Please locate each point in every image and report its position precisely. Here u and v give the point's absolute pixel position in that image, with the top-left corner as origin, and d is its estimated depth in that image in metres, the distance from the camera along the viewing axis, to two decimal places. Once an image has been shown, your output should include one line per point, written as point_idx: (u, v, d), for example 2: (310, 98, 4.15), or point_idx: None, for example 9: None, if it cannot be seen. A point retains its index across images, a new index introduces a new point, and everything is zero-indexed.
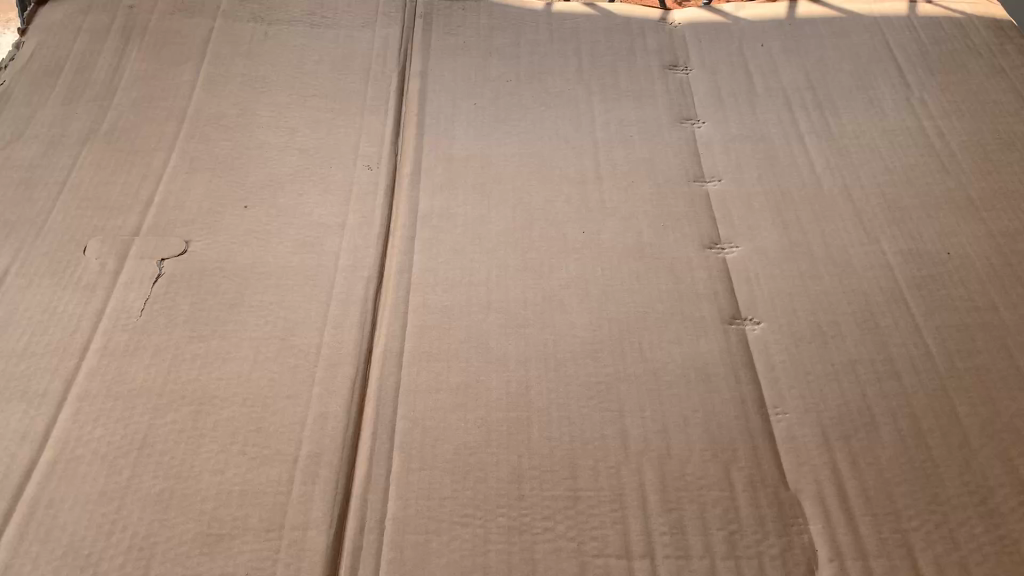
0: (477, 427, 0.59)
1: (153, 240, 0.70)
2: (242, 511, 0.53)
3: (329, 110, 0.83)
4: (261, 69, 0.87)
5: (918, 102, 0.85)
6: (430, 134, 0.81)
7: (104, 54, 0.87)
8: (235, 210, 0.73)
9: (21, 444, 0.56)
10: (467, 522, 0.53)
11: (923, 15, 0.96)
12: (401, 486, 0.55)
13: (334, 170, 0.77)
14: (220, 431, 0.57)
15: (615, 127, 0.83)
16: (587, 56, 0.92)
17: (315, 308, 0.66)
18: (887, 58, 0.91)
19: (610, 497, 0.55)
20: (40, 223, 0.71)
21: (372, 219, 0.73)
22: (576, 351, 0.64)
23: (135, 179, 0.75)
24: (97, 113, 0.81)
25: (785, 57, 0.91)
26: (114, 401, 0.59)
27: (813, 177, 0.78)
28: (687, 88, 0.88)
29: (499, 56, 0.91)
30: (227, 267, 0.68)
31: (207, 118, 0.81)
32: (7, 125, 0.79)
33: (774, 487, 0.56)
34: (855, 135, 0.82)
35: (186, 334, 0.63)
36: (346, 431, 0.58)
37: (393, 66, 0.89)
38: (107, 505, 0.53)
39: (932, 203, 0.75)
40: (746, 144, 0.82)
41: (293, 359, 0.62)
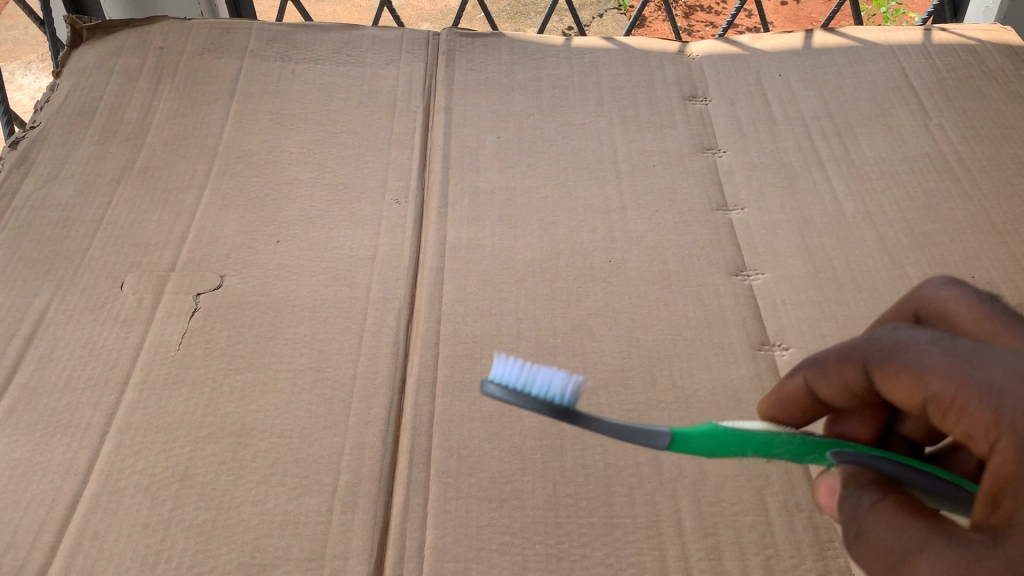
0: (512, 455, 0.60)
1: (188, 275, 0.71)
2: (283, 540, 0.54)
3: (357, 146, 0.85)
4: (289, 107, 0.89)
5: (936, 128, 0.86)
6: (456, 166, 0.83)
7: (136, 95, 0.89)
8: (267, 244, 0.74)
9: (66, 477, 0.57)
10: (505, 549, 0.54)
11: (939, 42, 0.98)
12: (439, 514, 0.56)
13: (364, 204, 0.79)
14: (259, 462, 0.58)
15: (637, 157, 0.85)
16: (608, 89, 0.94)
17: (349, 341, 0.67)
18: (904, 85, 0.92)
19: (646, 524, 0.56)
20: (78, 260, 0.72)
21: (401, 251, 0.74)
22: (608, 379, 0.65)
23: (169, 216, 0.76)
24: (131, 152, 0.83)
25: (803, 86, 0.93)
26: (155, 434, 0.60)
27: (836, 204, 0.79)
28: (707, 118, 0.90)
29: (521, 90, 0.93)
30: (262, 301, 0.69)
31: (238, 156, 0.83)
32: (45, 165, 0.81)
33: (809, 512, 0.57)
34: (876, 162, 0.83)
35: (223, 367, 0.64)
36: (384, 460, 0.59)
37: (418, 101, 0.91)
38: (151, 537, 0.54)
39: (955, 228, 0.76)
40: (768, 172, 0.83)
41: (329, 391, 0.63)
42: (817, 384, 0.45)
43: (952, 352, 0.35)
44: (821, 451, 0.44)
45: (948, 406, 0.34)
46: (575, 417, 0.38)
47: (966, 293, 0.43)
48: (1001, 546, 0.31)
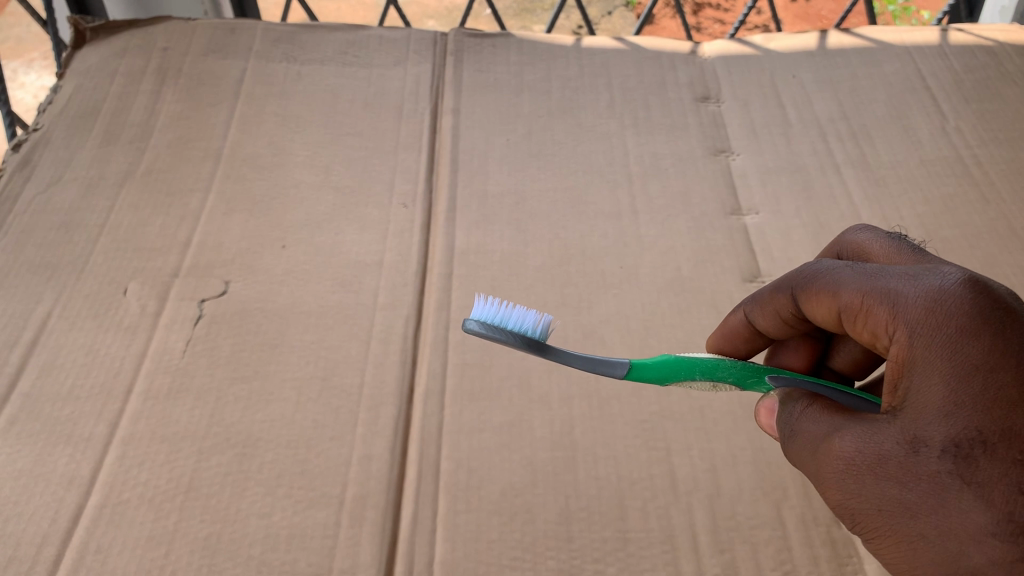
0: (523, 466, 0.58)
1: (193, 281, 0.70)
2: (290, 555, 0.53)
3: (364, 148, 0.84)
4: (294, 109, 0.87)
5: (953, 131, 0.85)
6: (464, 170, 0.82)
7: (140, 96, 0.88)
8: (273, 249, 0.73)
9: (68, 488, 0.56)
10: (516, 565, 0.53)
11: (955, 42, 0.96)
12: (449, 528, 0.55)
13: (371, 208, 0.77)
14: (265, 474, 0.57)
15: (648, 160, 0.83)
16: (618, 90, 0.92)
17: (356, 349, 0.66)
18: (921, 86, 0.91)
19: (660, 539, 0.54)
20: (81, 265, 0.71)
21: (409, 256, 0.73)
22: (620, 388, 0.63)
23: (173, 220, 0.75)
24: (135, 155, 0.82)
25: (817, 88, 0.91)
26: (159, 445, 0.58)
27: (851, 209, 0.78)
28: (720, 120, 0.88)
29: (530, 92, 0.92)
30: (268, 308, 0.68)
31: (243, 159, 0.82)
32: (47, 168, 0.80)
33: (827, 526, 0.55)
34: (892, 166, 0.81)
35: (228, 375, 0.63)
36: (392, 472, 0.58)
37: (425, 103, 0.89)
38: (155, 550, 0.53)
39: (973, 233, 0.74)
40: (782, 176, 0.81)
41: (336, 400, 0.62)
42: (755, 315, 0.56)
43: (862, 272, 0.46)
44: (760, 377, 0.54)
45: (859, 313, 0.45)
46: (546, 351, 0.49)
47: (880, 232, 0.53)
48: (894, 417, 0.41)
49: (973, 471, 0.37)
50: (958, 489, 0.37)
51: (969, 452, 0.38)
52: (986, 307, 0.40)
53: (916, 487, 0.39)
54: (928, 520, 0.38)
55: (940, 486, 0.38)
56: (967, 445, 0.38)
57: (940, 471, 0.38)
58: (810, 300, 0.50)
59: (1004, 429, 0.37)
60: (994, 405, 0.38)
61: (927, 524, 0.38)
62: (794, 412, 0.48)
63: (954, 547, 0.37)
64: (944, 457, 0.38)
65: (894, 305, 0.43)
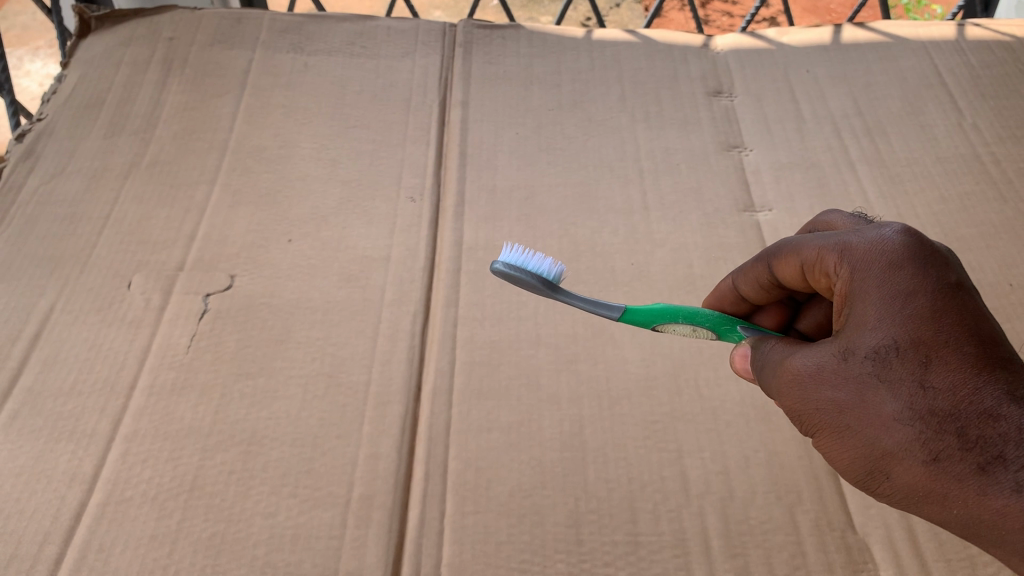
0: (532, 467, 0.57)
1: (197, 275, 0.69)
2: (295, 556, 0.52)
3: (372, 141, 0.82)
4: (301, 100, 0.86)
5: (970, 128, 0.84)
6: (473, 164, 0.80)
7: (145, 86, 0.87)
8: (279, 243, 0.72)
9: (70, 486, 0.55)
10: (525, 568, 0.52)
11: (972, 38, 0.95)
12: (456, 530, 0.54)
13: (378, 202, 0.76)
14: (270, 473, 0.56)
15: (659, 156, 0.82)
16: (629, 84, 0.91)
17: (364, 345, 0.65)
18: (937, 82, 0.89)
19: (672, 543, 0.53)
20: (85, 258, 0.70)
21: (417, 252, 0.72)
22: (631, 388, 0.62)
23: (178, 213, 0.74)
24: (140, 146, 0.81)
25: (832, 83, 0.90)
26: (163, 442, 0.57)
27: (866, 206, 0.76)
28: (732, 115, 0.87)
29: (540, 85, 0.91)
30: (274, 303, 0.67)
31: (249, 151, 0.81)
32: (51, 159, 0.79)
33: (841, 531, 0.54)
34: (907, 163, 0.80)
35: (233, 372, 0.62)
36: (399, 472, 0.57)
37: (434, 95, 0.88)
38: (158, 550, 0.52)
39: (990, 233, 0.73)
40: (796, 173, 0.80)
41: (343, 398, 0.61)
42: (739, 283, 0.55)
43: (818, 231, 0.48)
44: (733, 326, 0.56)
45: (812, 256, 0.47)
46: (554, 290, 0.56)
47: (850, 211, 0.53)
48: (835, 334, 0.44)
49: (888, 371, 0.39)
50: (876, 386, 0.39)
51: (886, 353, 0.39)
52: (914, 243, 0.43)
53: (844, 386, 0.41)
54: (852, 413, 0.40)
55: (861, 383, 0.40)
56: (885, 348, 0.40)
57: (861, 371, 0.40)
58: (777, 258, 0.51)
59: (917, 334, 0.39)
60: (911, 315, 0.40)
61: (854, 421, 0.40)
62: (766, 346, 0.49)
63: (871, 436, 0.39)
64: (866, 360, 0.40)
65: (838, 240, 0.45)
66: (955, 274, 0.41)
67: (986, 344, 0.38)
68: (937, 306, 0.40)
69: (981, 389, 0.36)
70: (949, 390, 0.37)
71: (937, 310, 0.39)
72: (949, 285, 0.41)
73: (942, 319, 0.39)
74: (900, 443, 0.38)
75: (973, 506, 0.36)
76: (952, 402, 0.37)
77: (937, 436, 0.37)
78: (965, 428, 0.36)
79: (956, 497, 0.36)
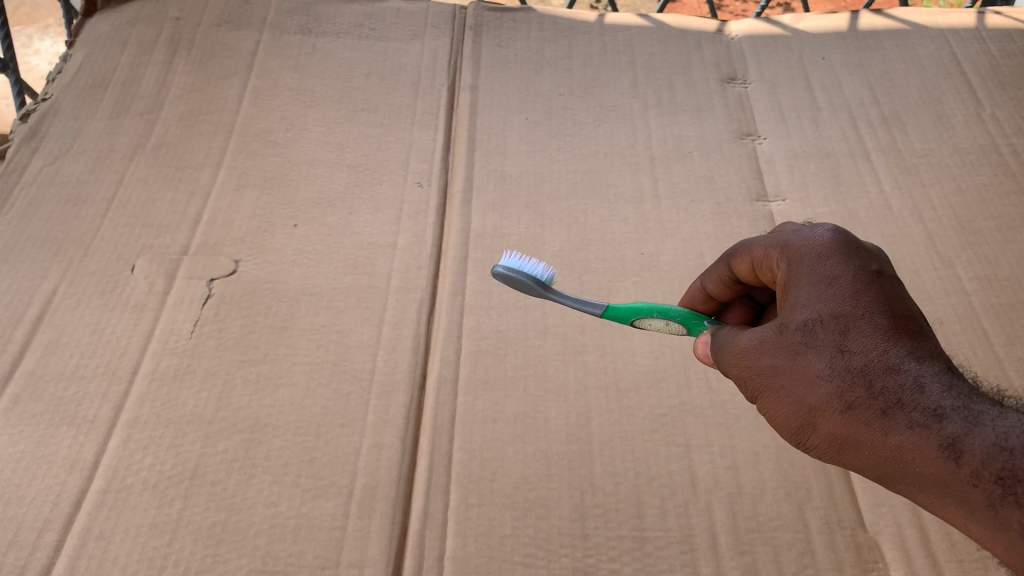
0: (538, 459, 0.57)
1: (202, 259, 0.68)
2: (296, 546, 0.51)
3: (379, 125, 0.81)
4: (308, 83, 0.85)
5: (989, 118, 0.82)
6: (482, 149, 0.79)
7: (151, 67, 0.86)
8: (284, 228, 0.71)
9: (71, 472, 0.54)
10: (529, 562, 0.51)
11: (993, 26, 0.93)
12: (460, 522, 0.53)
13: (385, 187, 0.75)
14: (272, 461, 0.55)
15: (672, 143, 0.81)
16: (641, 69, 0.89)
17: (369, 333, 0.64)
18: (955, 71, 0.88)
19: (679, 539, 0.53)
20: (88, 240, 0.69)
21: (423, 239, 0.71)
22: (639, 381, 0.62)
23: (182, 196, 0.73)
24: (145, 128, 0.80)
25: (848, 71, 0.88)
26: (164, 429, 0.57)
27: (881, 197, 0.75)
28: (746, 102, 0.86)
29: (551, 69, 0.89)
30: (278, 288, 0.66)
31: (255, 133, 0.79)
32: (55, 140, 0.78)
33: (851, 529, 0.54)
34: (924, 154, 0.79)
35: (236, 358, 0.61)
36: (403, 462, 0.56)
37: (443, 79, 0.87)
38: (159, 538, 0.51)
39: (1008, 226, 0.72)
40: (811, 162, 0.79)
41: (347, 385, 0.60)
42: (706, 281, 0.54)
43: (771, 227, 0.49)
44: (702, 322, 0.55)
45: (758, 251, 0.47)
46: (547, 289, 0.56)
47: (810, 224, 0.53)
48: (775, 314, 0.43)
49: (813, 337, 0.39)
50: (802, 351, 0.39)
51: (812, 322, 0.39)
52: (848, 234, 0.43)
53: (775, 355, 0.40)
54: (783, 378, 0.40)
55: (789, 350, 0.40)
56: (812, 318, 0.40)
57: (788, 338, 0.40)
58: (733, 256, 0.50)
59: (839, 304, 0.39)
60: (836, 289, 0.40)
61: (784, 387, 0.40)
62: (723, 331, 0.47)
63: (798, 396, 0.39)
64: (795, 330, 0.40)
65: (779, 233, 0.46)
66: (882, 263, 0.41)
67: (903, 315, 0.38)
68: (859, 281, 0.40)
69: (891, 348, 0.36)
70: (864, 351, 0.37)
71: (860, 286, 0.39)
72: (874, 269, 0.41)
73: (862, 293, 0.39)
74: (819, 400, 0.38)
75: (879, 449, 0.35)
76: (865, 359, 0.37)
77: (853, 389, 0.36)
78: (876, 382, 0.36)
79: (866, 445, 0.36)
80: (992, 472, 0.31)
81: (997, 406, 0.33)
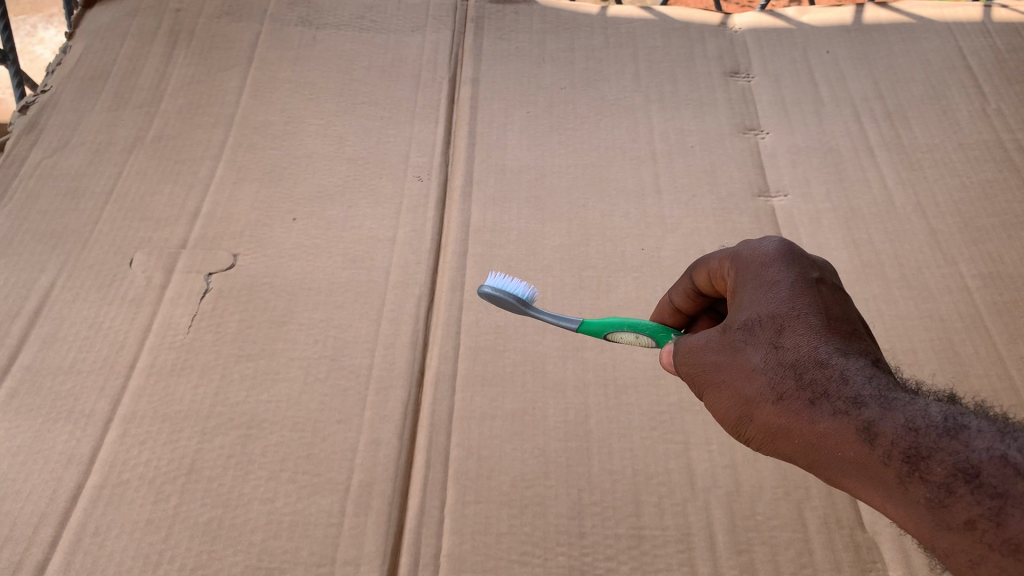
0: (535, 457, 0.56)
1: (200, 253, 0.68)
2: (292, 543, 0.51)
3: (379, 119, 0.81)
4: (308, 75, 0.85)
5: (994, 113, 0.81)
6: (482, 143, 0.79)
7: (151, 59, 0.86)
8: (283, 221, 0.71)
9: (67, 466, 0.54)
10: (526, 560, 0.51)
11: (999, 20, 0.92)
12: (457, 520, 0.53)
13: (385, 181, 0.75)
14: (269, 457, 0.55)
15: (674, 137, 0.80)
16: (644, 63, 0.89)
17: (367, 328, 0.64)
18: (961, 66, 0.87)
19: (676, 537, 0.52)
20: (87, 234, 0.69)
21: (423, 233, 0.71)
22: (638, 377, 0.61)
23: (181, 189, 0.73)
24: (144, 120, 0.79)
25: (852, 65, 0.88)
26: (161, 424, 0.57)
27: (884, 193, 0.74)
28: (749, 96, 0.85)
29: (553, 62, 0.89)
30: (276, 283, 0.66)
31: (254, 126, 0.79)
32: (53, 132, 0.77)
33: (850, 529, 0.53)
34: (928, 149, 0.78)
35: (234, 353, 0.61)
36: (399, 459, 0.56)
37: (443, 72, 0.86)
38: (154, 534, 0.51)
39: (1012, 222, 0.71)
40: (813, 157, 0.78)
41: (345, 381, 0.60)
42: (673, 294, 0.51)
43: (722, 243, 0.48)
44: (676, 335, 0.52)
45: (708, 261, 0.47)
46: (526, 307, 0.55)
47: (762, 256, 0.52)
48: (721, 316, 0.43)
49: (753, 333, 0.39)
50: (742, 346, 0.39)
51: (752, 320, 0.39)
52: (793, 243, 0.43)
53: (716, 351, 0.40)
54: (722, 374, 0.39)
55: (730, 346, 0.39)
56: (752, 317, 0.39)
57: (729, 336, 0.40)
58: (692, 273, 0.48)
59: (778, 304, 0.39)
60: (778, 289, 0.39)
61: (722, 382, 0.39)
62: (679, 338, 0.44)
63: (736, 390, 0.38)
64: (736, 327, 0.40)
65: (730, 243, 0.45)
66: (823, 268, 0.41)
67: (839, 316, 0.38)
68: (800, 282, 0.39)
69: (823, 343, 0.36)
70: (800, 345, 0.37)
71: (800, 287, 0.39)
72: (815, 275, 0.40)
73: (801, 295, 0.39)
74: (754, 394, 0.37)
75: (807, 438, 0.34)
76: (797, 354, 0.36)
77: (788, 384, 0.36)
78: (810, 376, 0.35)
79: (796, 435, 0.35)
80: (901, 452, 0.31)
81: (919, 398, 0.33)
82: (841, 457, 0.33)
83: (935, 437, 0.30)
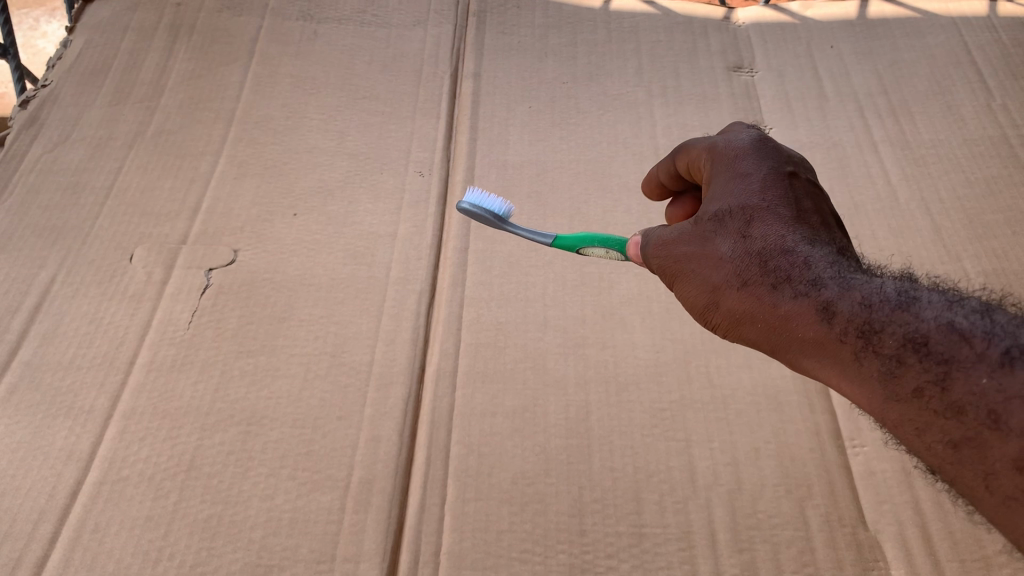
0: (536, 454, 0.56)
1: (201, 248, 0.68)
2: (292, 540, 0.51)
3: (381, 113, 0.81)
4: (310, 70, 0.84)
5: (999, 109, 0.81)
6: (484, 138, 0.79)
7: (151, 53, 0.85)
8: (284, 217, 0.70)
9: (67, 463, 0.54)
10: (526, 558, 0.51)
11: (1005, 14, 0.91)
12: (457, 517, 0.53)
13: (386, 176, 0.75)
14: (268, 454, 0.55)
15: (676, 132, 0.80)
16: (646, 57, 0.88)
17: (368, 324, 0.63)
18: (966, 61, 0.86)
19: (677, 535, 0.52)
20: (87, 229, 0.69)
21: (424, 228, 0.70)
22: (639, 375, 0.61)
23: (181, 184, 0.73)
24: (145, 115, 0.79)
25: (856, 60, 0.87)
26: (161, 420, 0.57)
27: (888, 189, 0.74)
28: (752, 91, 0.84)
29: (555, 56, 0.88)
30: (277, 279, 0.66)
31: (255, 121, 0.79)
32: (54, 127, 0.77)
33: (852, 528, 0.53)
34: (932, 144, 0.78)
35: (234, 349, 0.61)
36: (399, 456, 0.56)
37: (445, 66, 0.86)
38: (153, 531, 0.51)
39: (1017, 218, 0.71)
40: (817, 152, 0.78)
41: (345, 377, 0.60)
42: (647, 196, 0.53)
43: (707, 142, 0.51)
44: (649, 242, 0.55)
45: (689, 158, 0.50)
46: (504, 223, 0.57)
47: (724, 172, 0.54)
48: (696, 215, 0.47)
49: (725, 225, 0.43)
50: (714, 237, 0.43)
51: (723, 214, 0.43)
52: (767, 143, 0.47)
53: (687, 242, 0.44)
54: (691, 263, 0.43)
55: (701, 236, 0.43)
56: (723, 211, 0.43)
57: (700, 228, 0.44)
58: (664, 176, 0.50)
59: (749, 199, 0.43)
60: (750, 187, 0.44)
61: (691, 271, 0.43)
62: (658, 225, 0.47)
63: (704, 277, 0.42)
64: (707, 220, 0.44)
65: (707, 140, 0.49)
66: (796, 164, 0.46)
67: (799, 212, 0.42)
68: (769, 182, 0.44)
69: (790, 234, 0.41)
70: (768, 238, 0.41)
71: (769, 184, 0.44)
72: (785, 173, 0.45)
73: (772, 190, 0.43)
74: (721, 280, 0.41)
75: (773, 322, 0.38)
76: (765, 244, 0.41)
77: (756, 272, 0.40)
78: (777, 266, 0.40)
79: (758, 318, 0.39)
80: (857, 328, 0.35)
81: (873, 278, 0.37)
82: (799, 336, 0.37)
83: (887, 311, 0.34)
